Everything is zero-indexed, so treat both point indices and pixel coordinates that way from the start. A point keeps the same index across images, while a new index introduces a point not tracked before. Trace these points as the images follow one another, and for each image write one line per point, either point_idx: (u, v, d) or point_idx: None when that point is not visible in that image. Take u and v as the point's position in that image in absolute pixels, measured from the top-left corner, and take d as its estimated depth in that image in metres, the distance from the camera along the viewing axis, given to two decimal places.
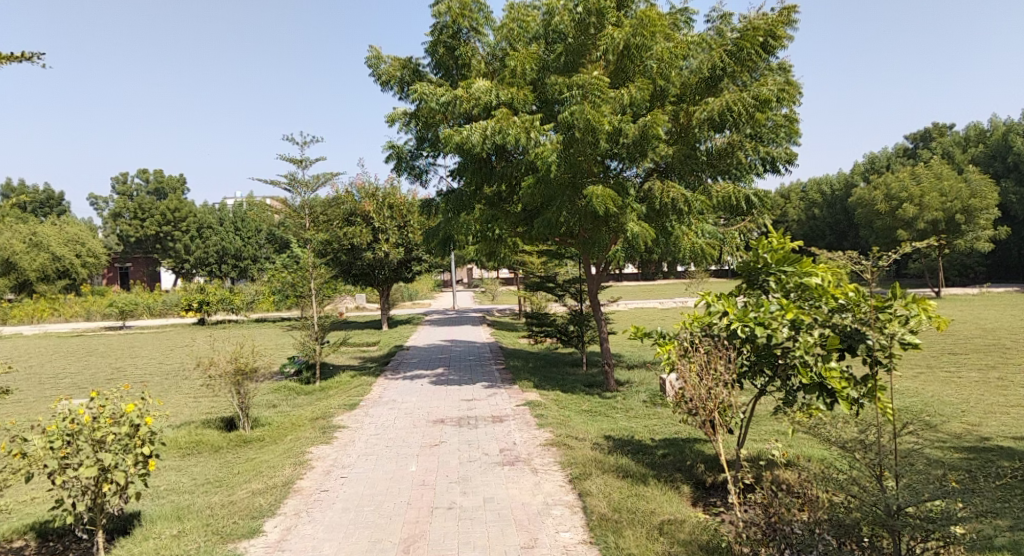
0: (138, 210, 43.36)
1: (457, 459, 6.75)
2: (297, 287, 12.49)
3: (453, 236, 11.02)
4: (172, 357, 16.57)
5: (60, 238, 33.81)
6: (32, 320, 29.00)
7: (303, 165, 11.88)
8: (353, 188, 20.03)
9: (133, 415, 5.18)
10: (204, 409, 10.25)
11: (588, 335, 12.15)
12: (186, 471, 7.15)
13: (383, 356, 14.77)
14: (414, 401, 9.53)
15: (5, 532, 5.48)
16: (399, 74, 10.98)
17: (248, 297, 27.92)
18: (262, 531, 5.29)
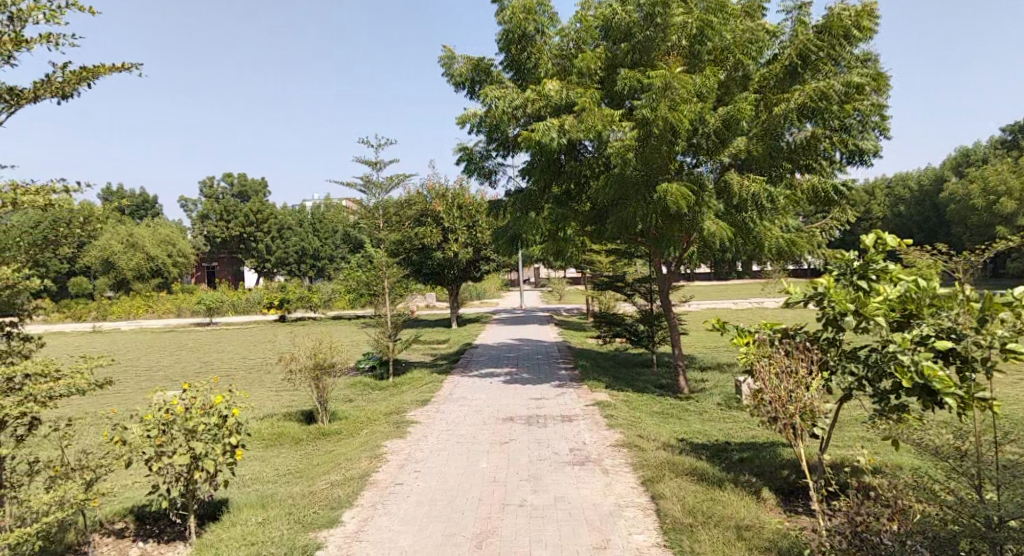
0: (224, 211, 44.74)
1: (527, 457, 6.78)
2: (372, 286, 12.83)
3: (521, 236, 11.06)
4: (255, 352, 17.38)
5: (154, 239, 35.90)
6: (130, 316, 31.07)
7: (377, 168, 12.20)
8: (424, 189, 20.47)
9: (221, 406, 5.47)
10: (286, 402, 10.69)
11: (659, 335, 11.93)
12: (269, 462, 7.46)
13: (453, 354, 15.02)
14: (484, 399, 9.64)
15: (108, 514, 5.84)
16: (470, 75, 11.12)
17: (325, 295, 28.87)
18: (341, 522, 5.46)
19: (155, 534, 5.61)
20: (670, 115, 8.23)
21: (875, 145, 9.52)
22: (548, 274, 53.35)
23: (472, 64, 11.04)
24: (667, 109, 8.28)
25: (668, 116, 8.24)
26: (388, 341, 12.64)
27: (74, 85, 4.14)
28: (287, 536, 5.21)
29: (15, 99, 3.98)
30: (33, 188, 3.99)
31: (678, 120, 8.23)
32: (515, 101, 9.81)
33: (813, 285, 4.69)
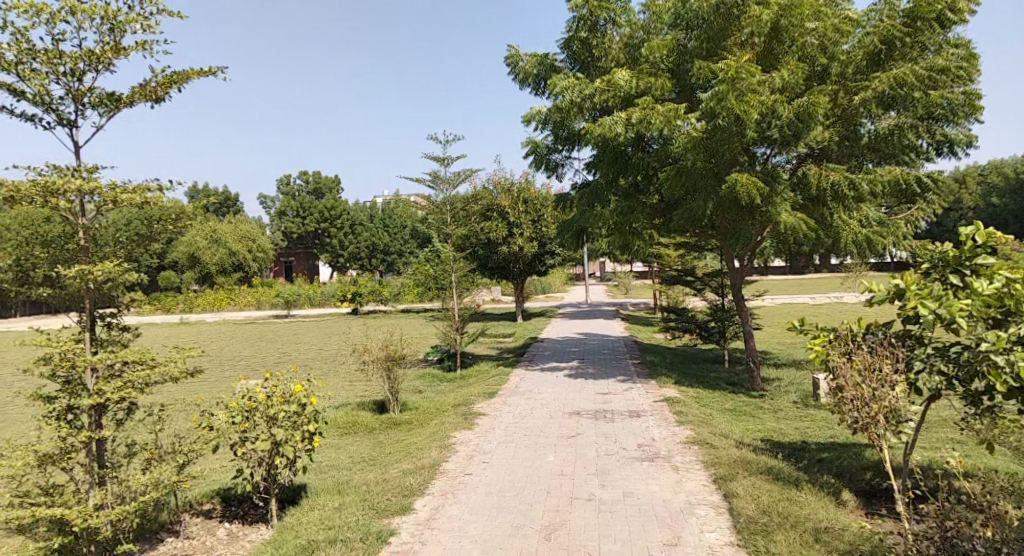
0: (300, 208, 46.36)
1: (595, 452, 6.76)
2: (440, 279, 13.05)
3: (586, 229, 10.99)
4: (329, 343, 17.94)
5: (236, 234, 37.55)
6: (214, 308, 32.58)
7: (444, 164, 12.36)
8: (490, 184, 20.68)
9: (300, 394, 5.70)
10: (358, 392, 11.01)
11: (731, 331, 11.64)
12: (344, 449, 7.71)
13: (520, 347, 15.10)
14: (551, 392, 9.67)
15: (197, 496, 6.18)
16: (536, 70, 11.11)
17: (395, 289, 29.55)
18: (412, 509, 5.60)
19: (240, 515, 5.90)
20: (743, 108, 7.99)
21: (969, 136, 8.83)
22: (615, 268, 52.90)
23: (537, 60, 11.04)
24: (733, 98, 8.02)
25: (732, 106, 7.97)
26: (455, 334, 12.79)
27: (166, 89, 4.37)
28: (362, 522, 5.38)
29: (114, 105, 4.24)
30: (131, 187, 4.24)
31: (745, 110, 7.94)
32: (584, 91, 9.75)
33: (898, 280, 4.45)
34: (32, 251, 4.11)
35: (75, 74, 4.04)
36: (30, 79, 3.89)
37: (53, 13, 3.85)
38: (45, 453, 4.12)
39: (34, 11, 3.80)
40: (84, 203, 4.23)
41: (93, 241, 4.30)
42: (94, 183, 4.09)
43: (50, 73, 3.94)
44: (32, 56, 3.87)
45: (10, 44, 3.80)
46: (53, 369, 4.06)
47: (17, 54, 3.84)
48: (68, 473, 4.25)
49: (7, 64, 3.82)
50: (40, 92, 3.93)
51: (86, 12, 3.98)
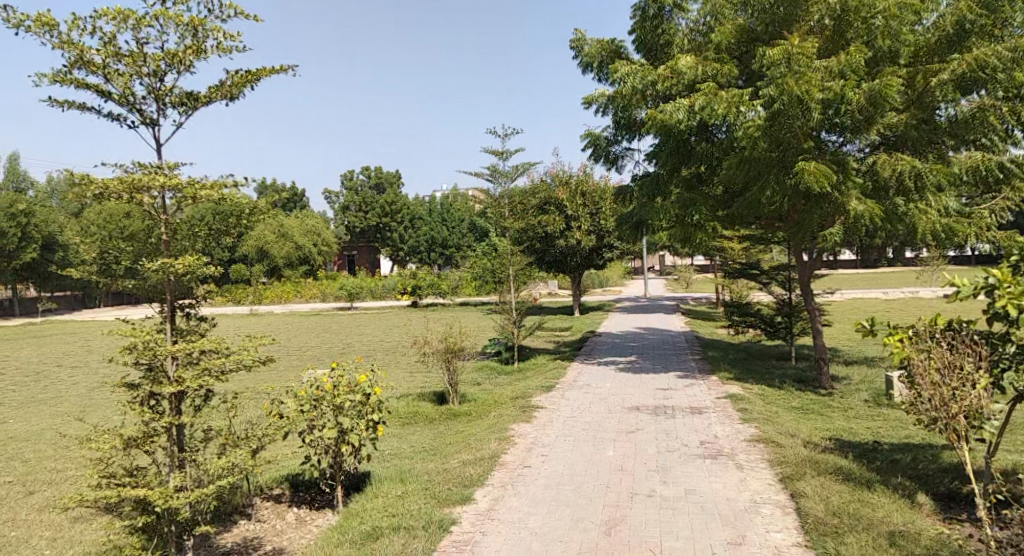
0: (362, 204, 47.38)
1: (656, 448, 6.69)
2: (499, 273, 13.15)
3: (646, 221, 10.85)
4: (391, 335, 18.32)
5: (301, 229, 38.74)
6: (281, 300, 33.70)
7: (503, 157, 12.42)
8: (548, 177, 20.65)
9: (365, 385, 5.87)
10: (419, 383, 11.20)
11: (799, 326, 11.30)
12: (406, 439, 7.86)
13: (578, 341, 15.06)
14: (609, 387, 9.62)
15: (267, 481, 6.42)
16: (600, 56, 11.02)
17: (453, 282, 29.89)
18: (473, 499, 5.67)
19: (307, 501, 6.11)
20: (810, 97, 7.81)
21: None
22: (675, 262, 52.01)
23: (602, 46, 10.96)
24: (795, 83, 7.85)
25: (795, 91, 7.79)
26: (513, 327, 12.84)
27: (241, 88, 4.51)
28: (425, 510, 5.48)
29: (193, 104, 4.41)
30: (208, 184, 4.40)
31: (807, 93, 7.74)
32: (646, 79, 9.58)
33: (983, 273, 4.19)
34: (117, 245, 4.34)
35: (156, 75, 4.22)
36: (116, 81, 4.09)
37: (137, 17, 4.03)
38: (129, 437, 4.34)
39: (121, 15, 3.98)
40: (165, 199, 4.42)
41: (173, 235, 4.49)
42: (174, 179, 4.27)
43: (134, 74, 4.13)
44: (118, 59, 4.06)
45: (98, 47, 4.00)
46: (137, 357, 4.28)
47: (104, 57, 4.03)
48: (150, 455, 4.47)
49: (95, 66, 4.02)
50: (125, 93, 4.13)
51: (167, 16, 4.13)
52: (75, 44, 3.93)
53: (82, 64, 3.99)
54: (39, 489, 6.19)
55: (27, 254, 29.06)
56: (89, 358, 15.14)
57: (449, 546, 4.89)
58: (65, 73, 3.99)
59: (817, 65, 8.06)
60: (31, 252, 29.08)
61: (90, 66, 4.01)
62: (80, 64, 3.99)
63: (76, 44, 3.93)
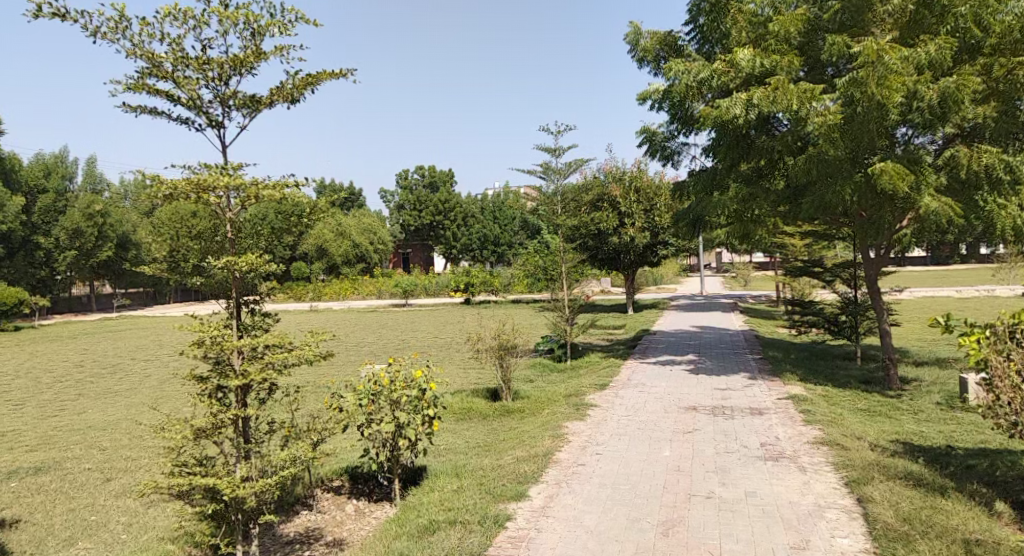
0: (416, 202, 47.97)
1: (714, 449, 6.56)
2: (551, 271, 13.12)
3: (703, 218, 10.64)
4: (445, 331, 18.52)
5: (358, 228, 39.55)
6: (339, 297, 34.46)
7: (556, 154, 12.37)
8: (601, 173, 20.46)
9: (420, 380, 5.96)
10: (473, 379, 11.30)
11: (865, 326, 10.90)
12: (460, 434, 7.93)
13: (632, 339, 14.91)
14: (665, 386, 9.49)
15: (327, 472, 6.57)
16: (655, 50, 10.87)
17: (505, 279, 29.95)
18: (528, 496, 5.68)
19: (366, 493, 6.25)
20: (877, 88, 7.51)
21: None
22: (733, 259, 50.86)
23: (658, 39, 10.81)
24: (874, 82, 7.57)
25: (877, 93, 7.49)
26: (566, 325, 12.78)
27: (301, 90, 4.62)
28: (480, 505, 5.51)
29: (255, 106, 4.54)
30: (271, 183, 4.52)
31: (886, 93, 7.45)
32: (702, 74, 9.38)
33: None
34: (185, 244, 4.50)
35: (222, 79, 4.36)
36: (184, 86, 4.25)
37: (203, 21, 4.16)
38: (198, 428, 4.50)
39: (187, 22, 4.13)
40: (231, 199, 4.56)
41: (238, 234, 4.63)
42: (238, 178, 4.40)
43: (201, 78, 4.29)
44: (185, 64, 4.21)
45: (167, 53, 4.16)
46: (205, 351, 4.42)
47: (173, 63, 4.19)
48: (218, 446, 4.63)
49: (164, 72, 4.18)
50: (192, 97, 4.29)
51: (231, 22, 4.27)
52: (146, 51, 4.10)
53: (153, 71, 4.16)
54: (116, 476, 6.50)
55: (102, 252, 30.60)
56: (160, 352, 15.82)
57: (504, 541, 4.90)
58: (137, 80, 4.17)
59: (898, 56, 7.70)
60: (107, 251, 30.57)
61: (160, 72, 4.18)
62: (151, 71, 4.17)
63: (146, 51, 4.10)
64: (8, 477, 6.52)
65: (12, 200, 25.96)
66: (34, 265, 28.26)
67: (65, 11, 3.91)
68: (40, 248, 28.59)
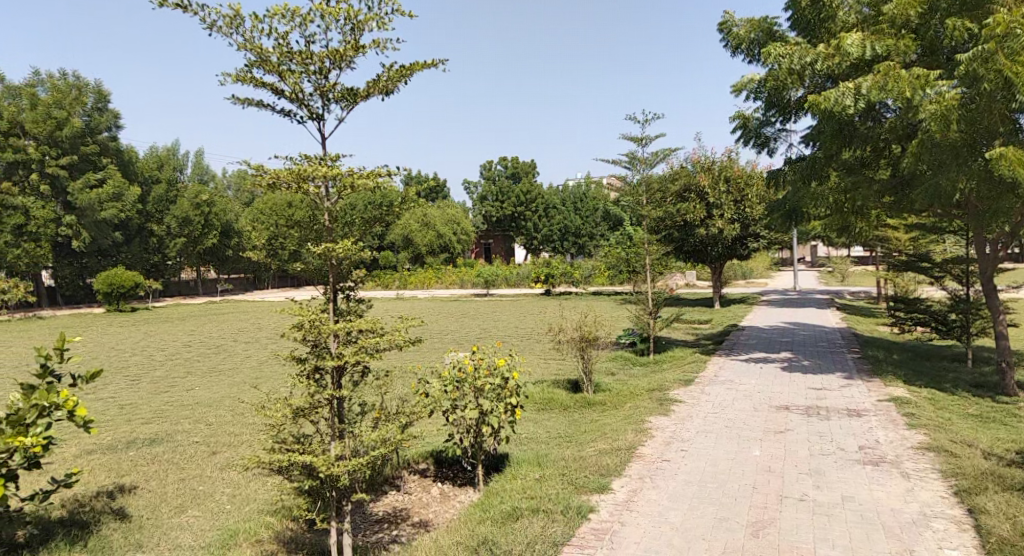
0: (499, 193, 48.41)
1: (807, 450, 6.30)
2: (634, 263, 12.92)
3: (799, 209, 10.19)
4: (526, 322, 18.59)
5: (443, 218, 40.25)
6: (424, 285, 35.21)
7: (643, 143, 12.13)
8: (689, 163, 19.93)
9: (503, 369, 6.03)
10: (553, 370, 11.30)
11: (978, 326, 10.16)
12: (541, 424, 7.96)
13: (719, 335, 14.50)
14: (754, 384, 9.18)
15: (414, 455, 6.75)
16: (750, 37, 10.48)
17: (586, 271, 29.82)
18: (611, 489, 5.63)
19: (450, 477, 6.39)
20: (1004, 68, 6.93)
21: None
22: (829, 253, 48.57)
23: (753, 25, 10.40)
24: (1002, 60, 6.98)
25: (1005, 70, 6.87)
26: (649, 318, 12.55)
27: (395, 82, 4.71)
28: (562, 495, 5.52)
29: (352, 99, 4.68)
30: (365, 174, 4.67)
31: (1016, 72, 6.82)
32: (805, 58, 8.93)
33: None
34: (288, 232, 4.70)
35: (322, 72, 4.52)
36: (288, 79, 4.43)
37: (308, 15, 4.31)
38: (297, 406, 4.71)
39: (293, 16, 4.29)
40: (328, 188, 4.72)
41: (336, 222, 4.77)
42: (336, 169, 4.56)
43: (303, 72, 4.45)
44: (290, 58, 4.39)
45: (274, 47, 4.34)
46: (304, 334, 4.62)
47: (279, 56, 4.37)
48: (314, 425, 4.84)
49: (271, 65, 4.37)
50: (295, 89, 4.46)
51: (332, 17, 4.41)
52: (255, 45, 4.29)
53: (261, 64, 4.36)
54: (220, 450, 6.91)
55: (209, 240, 32.51)
56: (259, 334, 16.67)
57: (587, 532, 4.89)
58: (247, 72, 4.37)
59: None
60: (212, 239, 32.43)
61: (268, 65, 4.37)
62: (259, 64, 4.36)
63: (255, 45, 4.29)
64: (127, 446, 7.04)
65: (130, 189, 27.95)
66: (148, 250, 30.41)
67: (186, 5, 4.13)
68: (154, 235, 30.75)
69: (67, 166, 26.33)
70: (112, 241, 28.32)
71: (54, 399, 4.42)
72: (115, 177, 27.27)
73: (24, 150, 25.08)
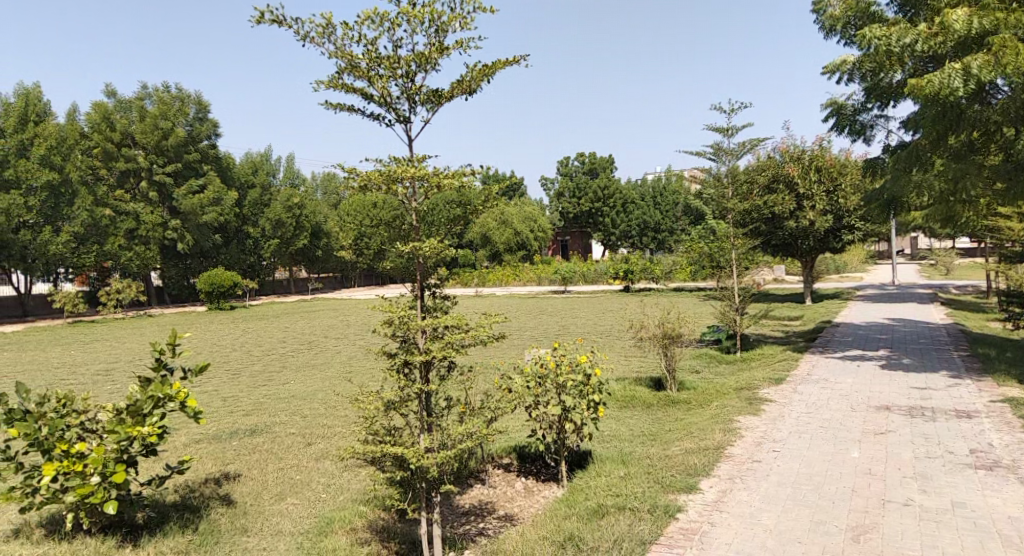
0: (577, 190, 48.23)
1: (911, 453, 5.96)
2: (719, 258, 12.57)
3: (899, 198, 9.63)
4: (605, 319, 18.42)
5: (520, 216, 40.46)
6: (502, 283, 35.47)
7: (728, 134, 11.78)
8: (777, 153, 19.19)
9: (585, 365, 6.02)
10: (635, 367, 11.15)
11: None
12: (624, 422, 7.88)
13: (810, 332, 13.90)
14: (851, 383, 8.76)
15: (497, 450, 6.82)
16: (845, 18, 10.00)
17: (667, 266, 29.24)
18: (699, 489, 5.51)
19: (534, 472, 6.42)
20: None
21: None
22: (930, 245, 45.66)
23: (848, 6, 9.89)
24: None
25: None
26: (736, 315, 12.18)
27: (479, 81, 4.76)
28: (649, 494, 5.45)
29: (438, 100, 4.77)
30: (450, 174, 4.73)
31: None
32: (904, 39, 8.40)
33: None
34: (379, 232, 4.85)
35: (408, 76, 4.63)
36: (376, 83, 4.56)
37: (394, 19, 4.42)
38: (388, 399, 4.87)
39: (380, 21, 4.41)
40: (415, 189, 4.81)
41: (423, 221, 4.86)
42: (422, 169, 4.66)
43: (391, 76, 4.58)
44: (379, 63, 4.52)
45: (364, 53, 4.48)
46: (394, 330, 4.76)
47: (368, 61, 4.51)
48: (404, 418, 4.97)
49: (360, 71, 4.52)
50: (383, 94, 4.59)
51: (417, 20, 4.51)
52: (346, 53, 4.44)
53: (351, 70, 4.51)
54: (315, 441, 7.21)
55: (299, 241, 33.93)
56: (347, 331, 17.25)
57: (676, 532, 4.81)
58: (338, 79, 4.53)
59: None
60: (302, 240, 33.85)
61: (357, 71, 4.52)
62: (349, 70, 4.51)
63: (346, 52, 4.45)
64: (230, 436, 7.46)
65: (228, 194, 29.56)
66: (245, 251, 32.01)
67: (282, 18, 4.33)
68: (250, 237, 32.37)
69: (172, 173, 28.07)
70: (213, 243, 30.02)
71: (168, 391, 4.75)
72: (213, 183, 28.88)
73: (134, 159, 26.89)
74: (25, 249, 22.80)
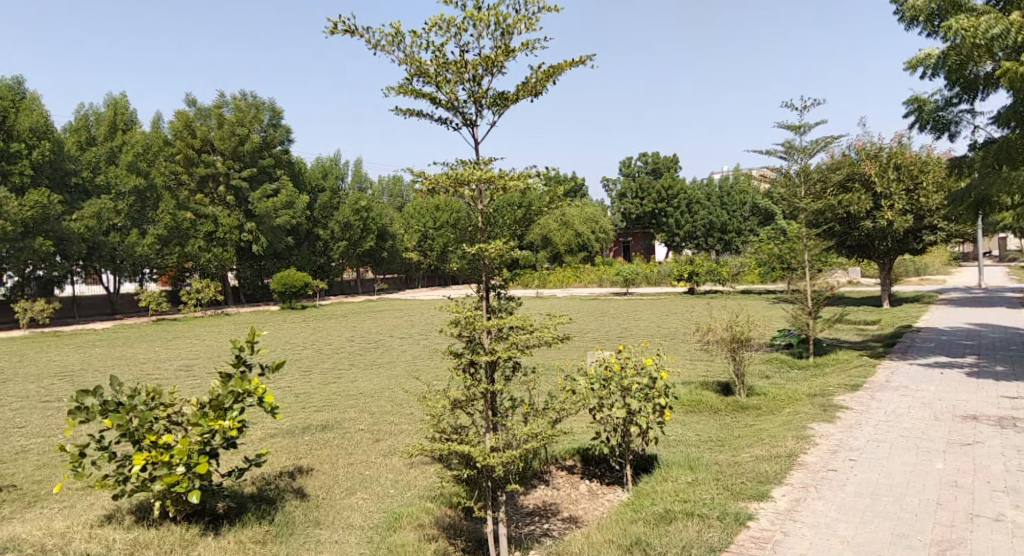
0: (640, 190, 47.65)
1: (1002, 466, 5.63)
2: (791, 259, 12.18)
3: (989, 197, 9.09)
4: (670, 321, 18.13)
5: (582, 217, 40.29)
6: (564, 285, 35.39)
7: (800, 132, 11.42)
8: (852, 151, 18.52)
9: (651, 368, 5.95)
10: (701, 371, 10.92)
11: None
12: (691, 427, 7.73)
13: (888, 337, 13.30)
14: (933, 391, 8.35)
15: (561, 451, 6.80)
16: (928, 7, 9.53)
17: (734, 268, 28.51)
18: (771, 497, 5.36)
19: (598, 475, 6.37)
20: None
21: None
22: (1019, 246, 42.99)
23: None
24: None
25: None
26: (808, 318, 11.77)
27: (544, 82, 4.78)
28: (719, 500, 5.34)
29: (504, 103, 4.81)
30: (516, 175, 4.75)
31: None
32: (996, 28, 7.94)
33: None
34: (446, 234, 4.92)
35: (475, 80, 4.68)
36: (443, 88, 4.63)
37: (460, 23, 4.48)
38: (454, 398, 4.93)
39: (448, 26, 4.48)
40: (482, 190, 4.86)
41: (488, 222, 4.90)
42: (488, 171, 4.70)
43: (458, 80, 4.64)
44: (446, 68, 4.59)
45: (431, 59, 4.56)
46: (460, 329, 4.82)
47: (437, 67, 4.59)
48: (470, 416, 5.02)
49: (428, 76, 4.60)
50: (451, 98, 4.66)
51: (483, 24, 4.56)
52: (414, 59, 4.53)
53: (419, 75, 4.60)
54: (383, 438, 7.36)
55: (366, 243, 34.73)
56: (412, 330, 17.55)
57: (747, 540, 4.69)
58: (407, 85, 4.63)
59: None
60: (368, 242, 34.65)
61: (426, 76, 4.61)
62: (418, 75, 4.60)
63: (414, 59, 4.54)
64: (303, 431, 7.70)
65: (299, 198, 30.55)
66: (315, 253, 33.00)
67: (354, 28, 4.46)
68: (320, 239, 33.35)
69: (247, 178, 29.18)
70: (285, 245, 31.09)
71: (247, 387, 4.99)
72: (286, 187, 29.91)
73: (213, 164, 28.11)
74: (115, 250, 23.87)
